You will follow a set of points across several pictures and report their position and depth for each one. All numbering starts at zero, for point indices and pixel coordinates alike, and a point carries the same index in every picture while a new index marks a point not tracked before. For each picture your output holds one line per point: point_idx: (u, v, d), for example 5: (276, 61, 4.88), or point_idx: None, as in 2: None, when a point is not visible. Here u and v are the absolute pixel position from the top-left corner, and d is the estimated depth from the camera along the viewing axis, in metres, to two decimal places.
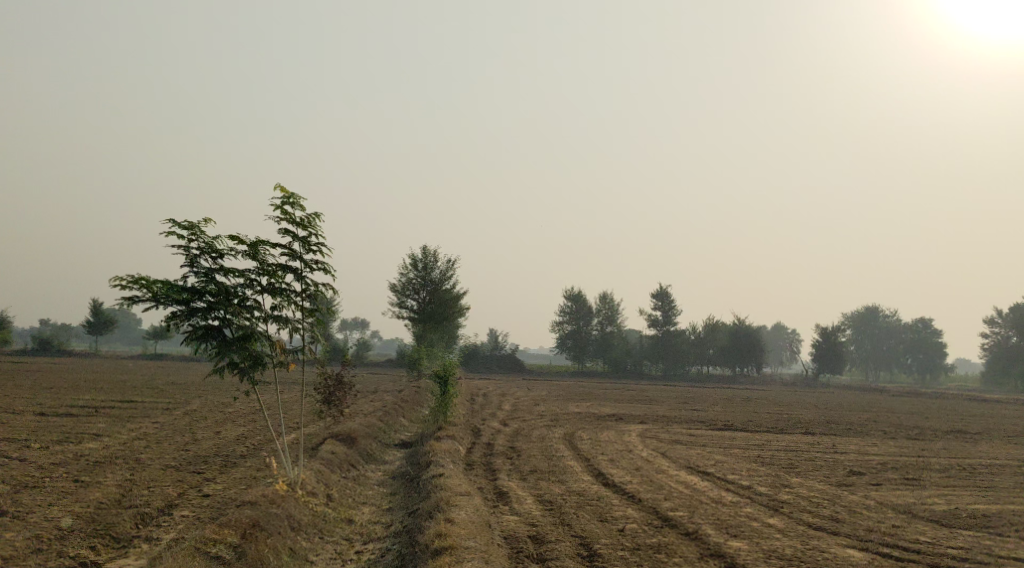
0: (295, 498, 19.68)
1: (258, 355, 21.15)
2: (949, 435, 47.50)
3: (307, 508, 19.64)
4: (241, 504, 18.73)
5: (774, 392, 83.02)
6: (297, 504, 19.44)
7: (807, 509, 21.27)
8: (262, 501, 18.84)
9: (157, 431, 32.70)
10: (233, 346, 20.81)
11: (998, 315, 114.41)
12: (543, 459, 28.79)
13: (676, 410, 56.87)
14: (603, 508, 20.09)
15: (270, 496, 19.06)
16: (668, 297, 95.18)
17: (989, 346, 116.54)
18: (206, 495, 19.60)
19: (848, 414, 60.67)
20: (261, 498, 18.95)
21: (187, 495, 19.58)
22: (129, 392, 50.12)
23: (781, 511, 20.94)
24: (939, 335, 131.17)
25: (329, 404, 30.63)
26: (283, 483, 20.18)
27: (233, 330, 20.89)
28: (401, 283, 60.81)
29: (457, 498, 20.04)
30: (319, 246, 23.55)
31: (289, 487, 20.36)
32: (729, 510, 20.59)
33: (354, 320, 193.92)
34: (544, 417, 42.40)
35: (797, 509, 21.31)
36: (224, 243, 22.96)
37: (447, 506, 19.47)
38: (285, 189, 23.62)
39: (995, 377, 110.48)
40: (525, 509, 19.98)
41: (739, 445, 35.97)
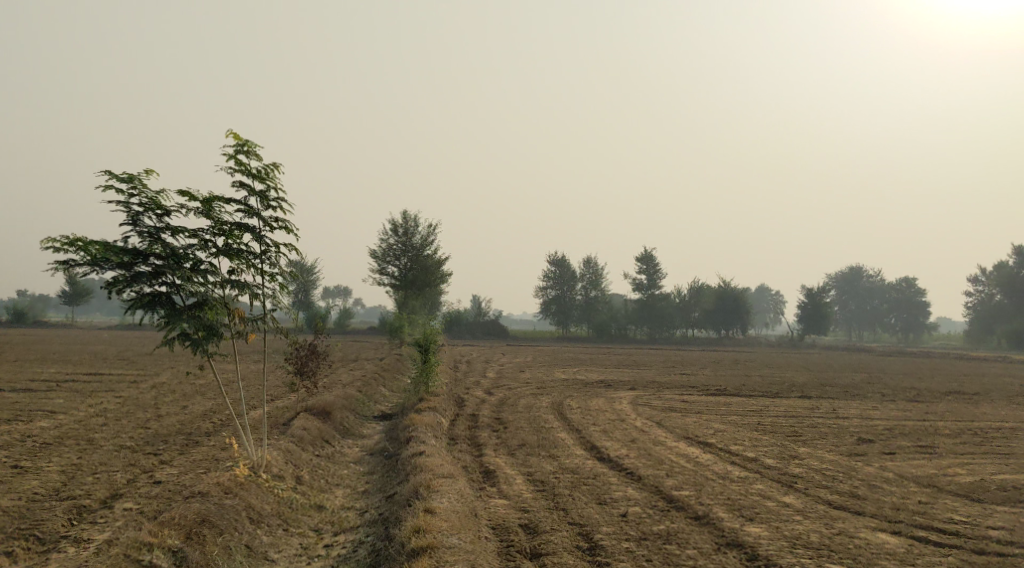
0: (257, 484, 17.63)
1: (214, 325, 19.00)
2: (949, 396, 45.78)
3: (271, 494, 17.65)
4: (191, 495, 16.75)
5: (762, 354, 81.42)
6: (257, 491, 17.43)
7: (824, 485, 19.36)
8: (215, 494, 16.87)
9: (118, 407, 30.64)
10: (185, 315, 18.66)
11: (982, 273, 113.02)
12: (531, 432, 26.75)
13: (665, 375, 55.02)
14: (601, 488, 18.15)
15: (225, 484, 17.05)
16: (653, 260, 93.33)
17: (972, 304, 115.17)
18: (156, 483, 17.59)
19: (841, 375, 58.90)
20: (215, 487, 16.96)
21: (135, 484, 17.57)
22: (97, 365, 47.92)
23: (796, 487, 19.04)
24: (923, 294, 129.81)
25: (301, 376, 28.48)
26: (245, 467, 18.15)
27: (184, 297, 18.75)
28: (381, 249, 58.66)
29: (438, 481, 18.03)
30: (280, 201, 21.28)
31: (251, 471, 18.35)
32: (739, 488, 18.71)
33: (335, 287, 191.13)
34: (529, 385, 40.44)
35: (813, 484, 19.40)
36: (172, 199, 20.65)
37: (428, 492, 17.49)
38: (241, 137, 21.30)
39: (980, 336, 109.20)
40: (515, 493, 18.06)
41: (735, 412, 34.03)
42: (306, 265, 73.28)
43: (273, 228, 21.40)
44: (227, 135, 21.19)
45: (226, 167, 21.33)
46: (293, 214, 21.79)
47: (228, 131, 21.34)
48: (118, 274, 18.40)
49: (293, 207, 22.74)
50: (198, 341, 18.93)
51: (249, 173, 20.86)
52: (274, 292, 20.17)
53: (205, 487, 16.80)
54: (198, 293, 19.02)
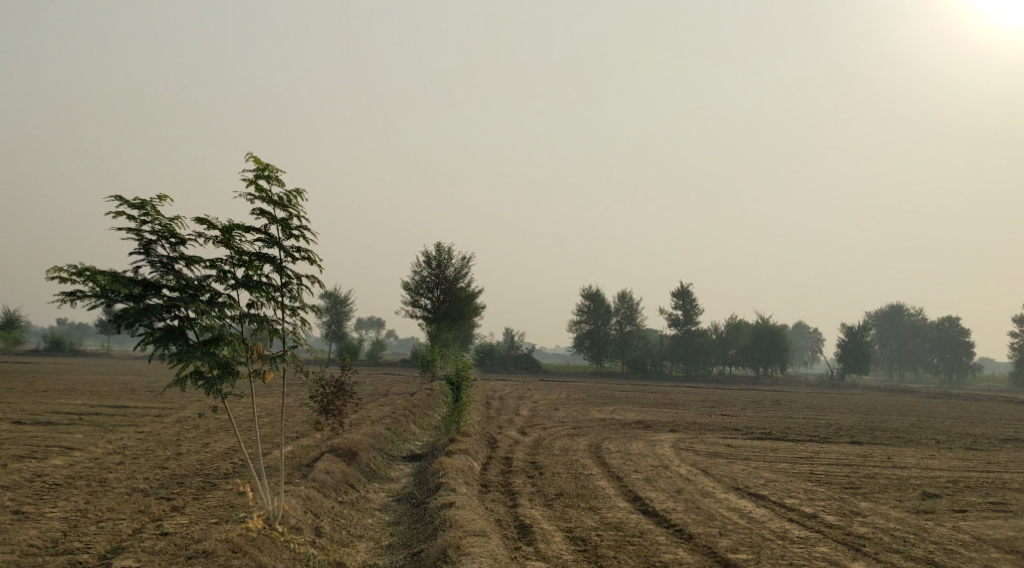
0: (271, 539, 16.39)
1: (229, 363, 17.62)
2: (1006, 444, 43.43)
3: (287, 552, 16.21)
4: (199, 554, 15.67)
5: (802, 394, 79.06)
6: (272, 548, 16.19)
7: (895, 549, 17.60)
8: (226, 556, 15.65)
9: (139, 443, 29.32)
10: (198, 352, 17.29)
11: None
12: (570, 479, 25.07)
13: (705, 416, 53.08)
14: (648, 552, 16.55)
15: (235, 542, 15.88)
16: (689, 295, 91.43)
17: (1018, 345, 111.93)
18: (164, 537, 16.22)
19: (890, 418, 56.52)
20: (222, 545, 15.81)
21: (141, 538, 16.21)
22: (124, 397, 46.82)
23: (865, 551, 17.31)
24: (967, 333, 126.54)
25: (327, 414, 27.08)
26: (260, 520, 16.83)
27: (199, 332, 17.40)
28: (414, 281, 57.40)
29: (470, 542, 16.48)
30: (303, 229, 19.91)
31: (266, 523, 16.92)
32: (801, 551, 17.02)
33: (368, 318, 190.00)
34: (564, 424, 38.74)
35: (882, 548, 17.65)
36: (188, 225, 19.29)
37: (458, 556, 16.29)
38: (261, 159, 19.91)
39: None
40: (555, 560, 16.54)
41: (783, 459, 32.15)
42: (338, 296, 72.22)
43: (294, 257, 19.95)
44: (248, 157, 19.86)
45: (245, 193, 20.01)
46: (318, 243, 20.42)
47: (249, 153, 20.00)
48: (128, 306, 17.11)
49: (317, 235, 21.39)
50: (212, 380, 17.56)
51: (271, 199, 19.49)
52: (296, 327, 18.77)
53: (212, 545, 15.68)
54: (214, 327, 17.66)
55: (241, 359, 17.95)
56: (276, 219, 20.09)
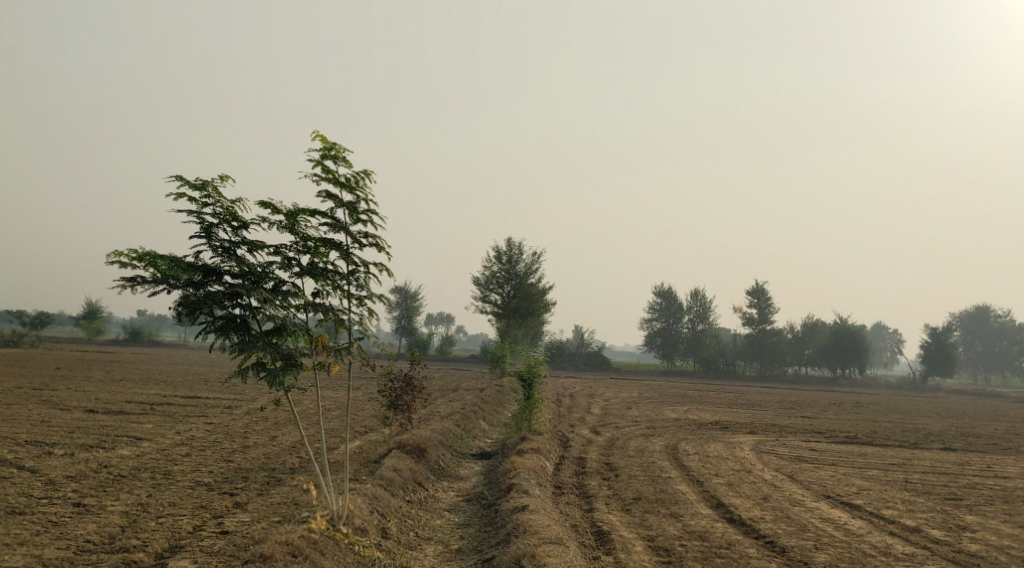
0: (335, 542, 15.69)
1: (291, 355, 16.80)
2: None
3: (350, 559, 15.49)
4: (255, 558, 15.01)
5: (883, 397, 76.40)
6: (335, 553, 15.48)
7: None
8: (286, 562, 14.93)
9: (206, 435, 28.77)
10: (261, 342, 16.49)
11: None
12: (648, 482, 23.86)
13: (785, 418, 51.37)
14: None
15: (294, 545, 15.21)
16: (764, 293, 89.28)
17: None
18: (225, 539, 15.54)
19: (980, 424, 54.15)
20: (282, 547, 15.16)
21: (200, 541, 15.53)
22: (194, 388, 46.57)
23: None
24: None
25: (395, 409, 26.32)
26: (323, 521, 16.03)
27: (261, 322, 16.59)
28: (485, 276, 56.60)
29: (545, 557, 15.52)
30: (370, 213, 18.83)
31: (329, 525, 16.12)
32: None
33: (438, 313, 189.78)
34: (639, 424, 37.52)
35: None
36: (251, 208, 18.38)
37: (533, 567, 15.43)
38: (327, 139, 18.85)
39: None
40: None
41: (871, 467, 30.60)
42: (409, 290, 71.85)
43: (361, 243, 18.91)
44: (314, 137, 18.95)
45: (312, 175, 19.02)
46: (386, 228, 19.43)
47: (316, 133, 19.11)
48: (189, 292, 16.38)
49: (385, 220, 20.42)
50: (275, 372, 16.77)
51: (339, 181, 18.50)
52: (362, 318, 17.86)
53: (269, 548, 15.02)
54: (277, 317, 16.85)
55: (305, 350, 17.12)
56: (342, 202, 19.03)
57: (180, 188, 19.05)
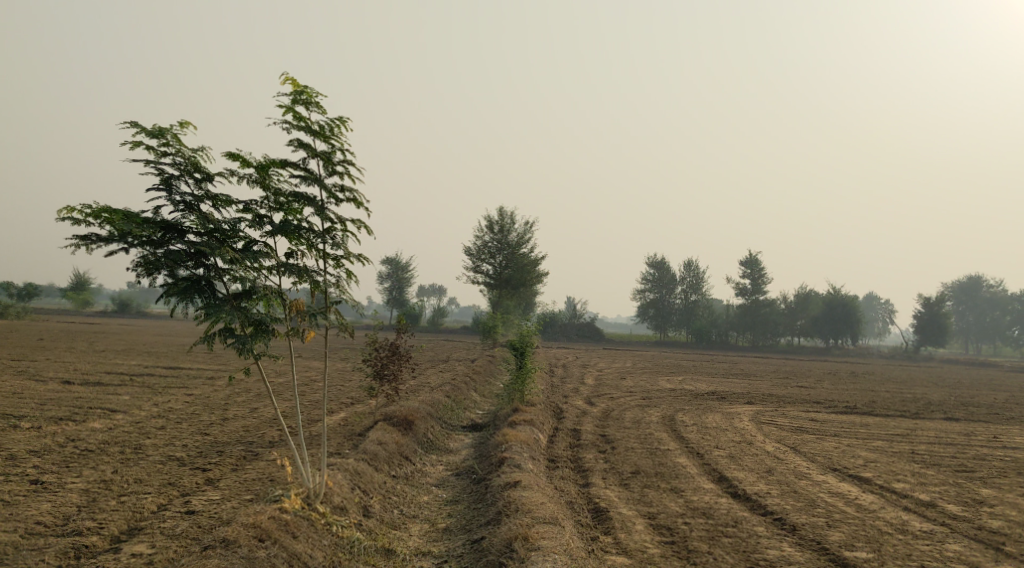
0: (309, 523, 14.53)
1: (263, 320, 15.55)
2: None
3: (325, 541, 14.38)
4: (217, 542, 13.81)
5: (878, 367, 75.46)
6: (309, 536, 14.32)
7: None
8: (250, 548, 13.75)
9: (184, 407, 27.46)
10: (228, 307, 15.24)
11: None
12: (645, 455, 22.69)
13: (781, 388, 50.37)
14: (749, 556, 14.64)
15: (262, 528, 14.03)
16: (757, 264, 88.14)
17: None
18: (188, 523, 14.43)
19: (979, 394, 53.33)
20: (248, 531, 13.98)
21: (161, 525, 14.39)
22: (178, 358, 45.26)
23: None
24: None
25: (381, 379, 25.10)
26: (296, 500, 14.82)
27: (228, 284, 15.33)
28: (476, 246, 55.32)
29: (539, 542, 14.35)
30: (346, 165, 17.30)
31: (304, 504, 14.92)
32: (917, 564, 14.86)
33: (430, 285, 188.24)
34: (634, 394, 36.46)
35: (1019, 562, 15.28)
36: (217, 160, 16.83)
37: (527, 551, 14.29)
38: (298, 82, 17.25)
39: None
40: (643, 557, 14.57)
41: (875, 438, 29.49)
42: (400, 261, 70.53)
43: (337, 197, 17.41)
44: (284, 80, 17.38)
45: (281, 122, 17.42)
46: (364, 180, 18.01)
47: (285, 76, 17.57)
48: (148, 251, 15.10)
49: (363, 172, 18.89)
50: (244, 339, 15.52)
51: (312, 128, 17.00)
52: (339, 279, 16.58)
53: (232, 532, 13.82)
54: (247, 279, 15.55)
55: (277, 314, 15.89)
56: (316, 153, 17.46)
57: (137, 134, 17.54)
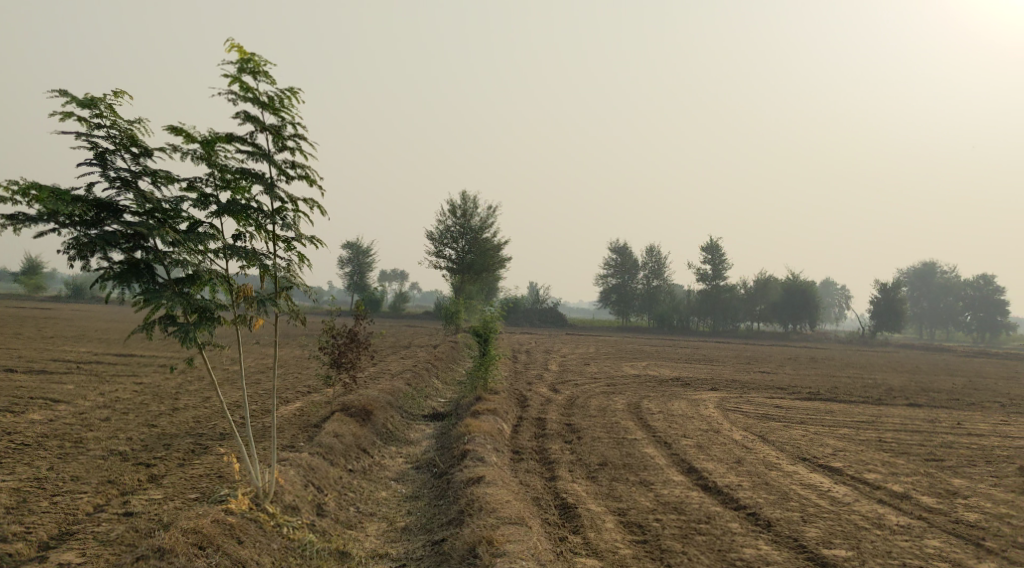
0: (257, 526, 13.72)
1: (207, 307, 14.57)
2: None
3: (273, 545, 13.56)
4: (152, 551, 12.86)
5: (836, 352, 75.52)
6: (256, 541, 13.48)
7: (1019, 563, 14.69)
8: (190, 557, 12.86)
9: (132, 396, 26.30)
10: (170, 293, 14.31)
11: None
12: (613, 445, 21.98)
13: (742, 373, 49.98)
14: (723, 558, 13.98)
15: (203, 534, 13.16)
16: (719, 250, 87.86)
17: None
18: (124, 528, 13.54)
19: (938, 379, 53.35)
20: (188, 537, 13.11)
21: (94, 531, 13.47)
22: (129, 344, 43.85)
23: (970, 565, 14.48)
24: (1001, 292, 119.05)
25: (338, 367, 24.10)
26: (242, 502, 13.96)
27: (169, 268, 14.35)
28: (438, 230, 54.33)
29: (503, 548, 13.57)
30: (296, 140, 16.22)
31: (251, 505, 14.06)
32: (896, 564, 14.29)
33: (392, 270, 186.52)
34: (598, 381, 35.81)
35: (1000, 561, 14.76)
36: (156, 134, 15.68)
37: (491, 556, 13.51)
38: (244, 50, 16.12)
39: None
40: (614, 559, 13.85)
41: (842, 425, 29.00)
42: (359, 244, 69.29)
43: (288, 175, 16.34)
44: (228, 49, 16.47)
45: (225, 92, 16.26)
46: (316, 156, 17.14)
47: (229, 43, 16.39)
48: (80, 233, 14.13)
49: (315, 146, 17.80)
50: (187, 327, 14.59)
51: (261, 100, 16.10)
52: (290, 262, 15.69)
53: (169, 539, 12.90)
54: (189, 263, 14.56)
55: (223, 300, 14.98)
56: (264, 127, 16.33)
57: (70, 105, 16.51)
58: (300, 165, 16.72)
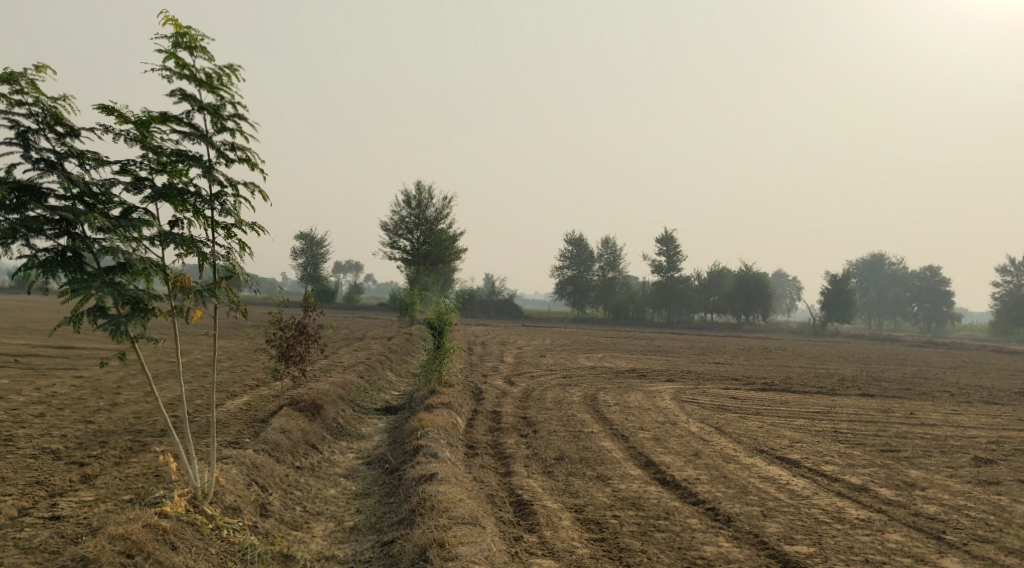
0: (194, 530, 13.19)
1: (140, 297, 13.91)
2: (1016, 391, 40.58)
3: (208, 553, 13.02)
4: (74, 562, 12.38)
5: (789, 342, 75.73)
6: (190, 548, 12.94)
7: (980, 557, 14.42)
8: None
9: (71, 391, 25.30)
10: (100, 283, 13.59)
11: (1009, 263, 95.78)
12: (568, 439, 21.48)
13: (697, 364, 49.80)
14: (681, 558, 13.55)
15: (133, 541, 12.58)
16: (673, 242, 87.86)
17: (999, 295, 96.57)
18: (48, 534, 12.91)
19: (890, 369, 53.57)
20: (116, 545, 12.53)
21: (16, 538, 12.83)
22: (72, 337, 42.58)
23: (932, 561, 14.19)
24: (946, 283, 120.53)
25: (287, 361, 23.36)
26: (178, 505, 13.40)
27: (99, 256, 13.70)
28: (393, 221, 53.55)
29: (455, 553, 13.03)
30: (235, 120, 15.51)
31: (187, 508, 13.49)
32: (858, 561, 13.95)
33: (346, 261, 185.16)
34: (554, 373, 35.35)
35: (963, 554, 14.47)
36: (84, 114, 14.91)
37: (442, 558, 12.99)
38: (179, 24, 15.36)
39: (1007, 328, 93.04)
40: (571, 560, 13.38)
41: (798, 417, 28.74)
42: (313, 235, 68.21)
43: (227, 157, 15.63)
44: (162, 23, 15.69)
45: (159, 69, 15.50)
46: (256, 138, 16.51)
47: (163, 16, 15.61)
48: (3, 219, 13.44)
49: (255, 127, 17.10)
50: (118, 319, 13.86)
51: (197, 78, 15.40)
52: (229, 250, 15.03)
53: (92, 549, 12.36)
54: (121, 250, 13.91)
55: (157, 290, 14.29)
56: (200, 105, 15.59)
57: None
58: (239, 147, 16.06)
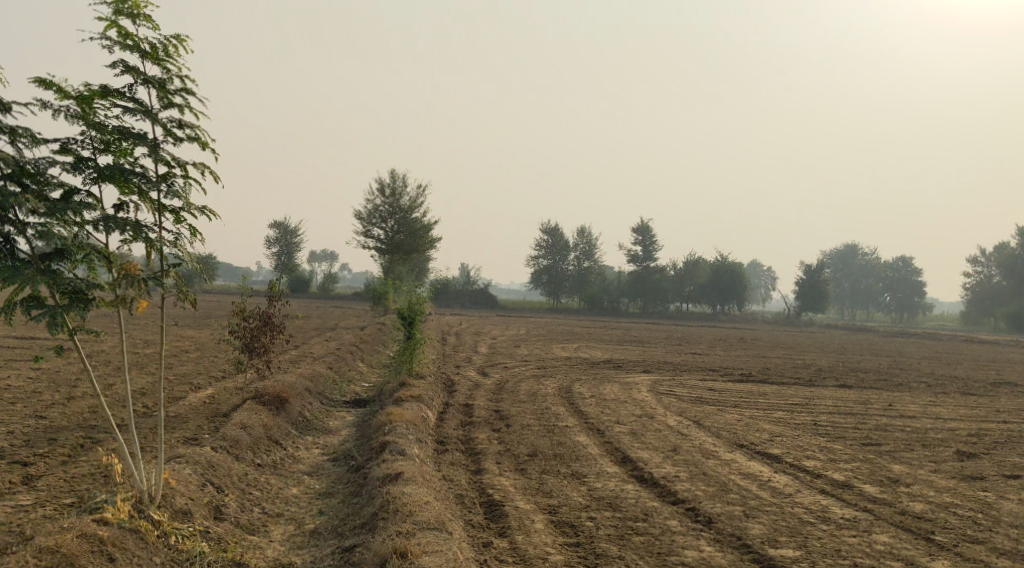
0: (138, 537, 12.45)
1: (79, 286, 13.14)
2: (993, 383, 40.19)
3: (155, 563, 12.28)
4: None
5: (764, 333, 75.31)
6: (134, 557, 12.19)
7: (970, 558, 13.82)
8: None
9: (25, 383, 24.29)
10: (35, 269, 12.81)
11: (980, 254, 95.69)
12: (542, 433, 20.75)
13: (673, 355, 49.23)
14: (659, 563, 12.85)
15: (70, 552, 11.82)
16: (649, 232, 87.32)
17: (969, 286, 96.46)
18: None
19: (866, 359, 53.18)
20: (53, 556, 11.73)
21: None
22: None
23: (921, 563, 13.56)
24: (919, 273, 120.69)
25: (251, 352, 22.50)
26: (122, 511, 12.60)
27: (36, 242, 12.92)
28: (366, 210, 52.63)
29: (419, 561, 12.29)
30: (182, 95, 14.63)
31: (132, 514, 12.75)
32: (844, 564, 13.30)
33: (321, 250, 183.87)
34: (528, 364, 34.61)
35: (953, 556, 13.85)
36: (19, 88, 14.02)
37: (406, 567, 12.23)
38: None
39: (976, 320, 92.96)
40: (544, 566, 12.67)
41: (776, 409, 28.13)
42: (286, 223, 67.15)
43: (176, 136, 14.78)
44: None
45: (102, 40, 14.60)
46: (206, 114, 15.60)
47: None
48: None
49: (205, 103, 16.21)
50: (55, 309, 13.09)
51: (142, 50, 14.61)
52: (177, 237, 14.27)
53: (24, 560, 11.56)
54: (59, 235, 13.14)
55: (99, 279, 13.54)
56: (146, 80, 14.72)
57: None
58: (188, 124, 15.26)
